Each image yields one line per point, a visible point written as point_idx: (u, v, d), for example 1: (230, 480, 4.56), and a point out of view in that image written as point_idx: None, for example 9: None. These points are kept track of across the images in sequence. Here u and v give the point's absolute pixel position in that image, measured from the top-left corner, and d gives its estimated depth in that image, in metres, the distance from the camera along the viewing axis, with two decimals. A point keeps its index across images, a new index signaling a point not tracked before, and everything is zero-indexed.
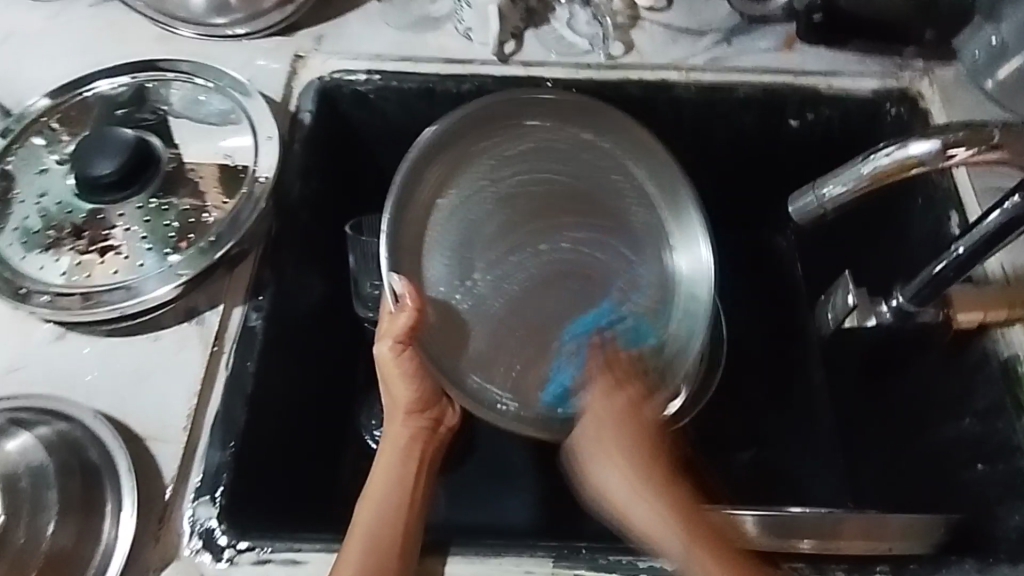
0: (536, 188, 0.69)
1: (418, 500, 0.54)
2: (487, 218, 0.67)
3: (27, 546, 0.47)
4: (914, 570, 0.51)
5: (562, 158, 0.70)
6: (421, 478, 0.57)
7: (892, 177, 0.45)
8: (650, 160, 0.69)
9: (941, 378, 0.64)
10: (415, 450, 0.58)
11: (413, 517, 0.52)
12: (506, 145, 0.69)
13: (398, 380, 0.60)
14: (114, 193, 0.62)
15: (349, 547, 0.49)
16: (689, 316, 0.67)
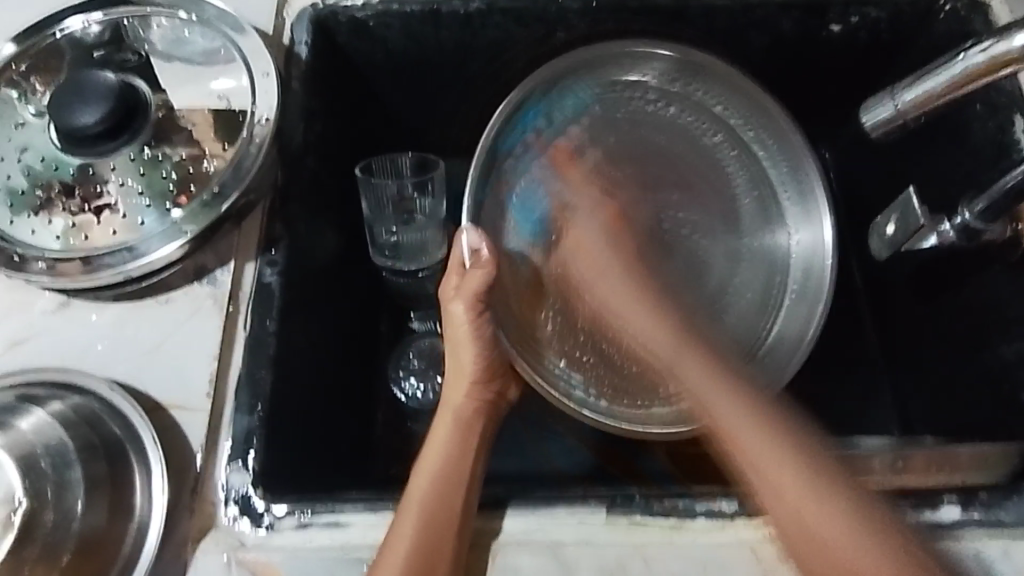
0: (638, 159, 0.70)
1: (475, 470, 0.53)
2: (573, 177, 0.68)
3: (57, 529, 0.43)
4: (983, 499, 0.48)
5: (689, 117, 0.70)
6: (479, 448, 0.56)
7: (983, 78, 0.40)
8: (778, 137, 0.68)
9: (1005, 292, 0.59)
10: (474, 423, 0.57)
11: (472, 486, 0.51)
12: (606, 102, 0.69)
13: (462, 346, 0.59)
14: (102, 145, 0.56)
15: (404, 512, 0.48)
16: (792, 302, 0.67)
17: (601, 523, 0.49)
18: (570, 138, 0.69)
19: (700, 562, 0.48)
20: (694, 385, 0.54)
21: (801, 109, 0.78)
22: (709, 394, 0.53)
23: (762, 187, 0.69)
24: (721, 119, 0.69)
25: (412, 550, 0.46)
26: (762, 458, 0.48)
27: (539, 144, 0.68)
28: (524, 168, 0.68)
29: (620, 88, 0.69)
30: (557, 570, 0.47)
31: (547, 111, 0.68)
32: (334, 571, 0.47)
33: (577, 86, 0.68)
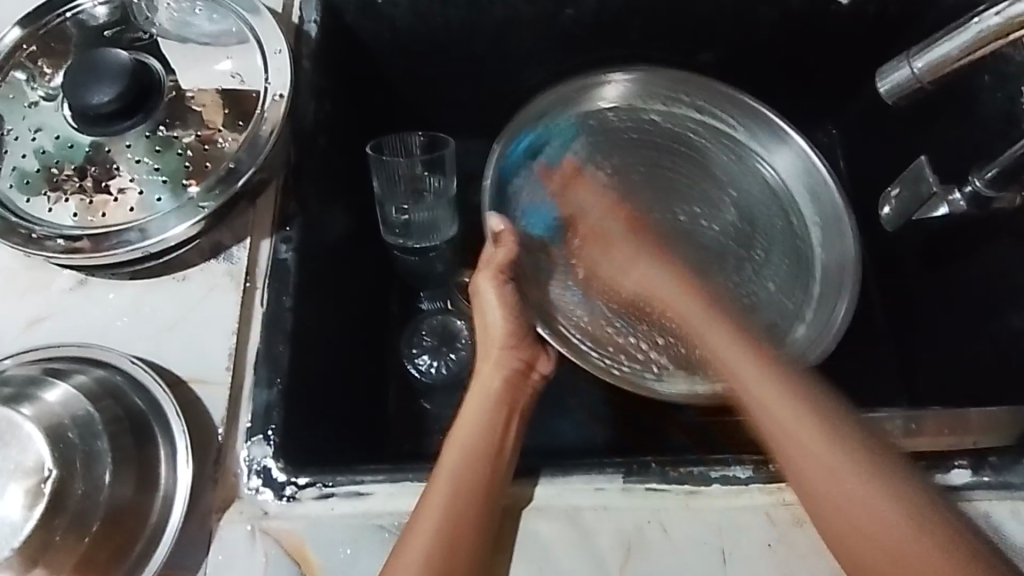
0: (631, 171, 0.72)
1: (506, 443, 0.52)
2: (592, 173, 0.71)
3: (87, 500, 0.44)
4: (995, 462, 0.49)
5: (658, 132, 0.74)
6: (509, 423, 0.54)
7: (999, 41, 0.40)
8: (745, 113, 0.73)
9: (1012, 260, 0.60)
10: (504, 394, 0.56)
11: (502, 458, 0.50)
12: (620, 114, 0.74)
13: (487, 308, 0.60)
14: (116, 123, 0.57)
15: (436, 483, 0.48)
16: (832, 240, 0.69)
17: (617, 489, 0.50)
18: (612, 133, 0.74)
19: (717, 527, 0.48)
20: (700, 326, 0.56)
21: (805, 85, 0.79)
22: (717, 343, 0.53)
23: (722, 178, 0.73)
24: (686, 122, 0.74)
25: (443, 522, 0.46)
26: (806, 464, 0.43)
27: (546, 166, 0.71)
28: (547, 176, 0.71)
29: (600, 119, 0.74)
30: (576, 535, 0.48)
31: (542, 134, 0.73)
32: (358, 539, 0.48)
33: (551, 121, 0.73)
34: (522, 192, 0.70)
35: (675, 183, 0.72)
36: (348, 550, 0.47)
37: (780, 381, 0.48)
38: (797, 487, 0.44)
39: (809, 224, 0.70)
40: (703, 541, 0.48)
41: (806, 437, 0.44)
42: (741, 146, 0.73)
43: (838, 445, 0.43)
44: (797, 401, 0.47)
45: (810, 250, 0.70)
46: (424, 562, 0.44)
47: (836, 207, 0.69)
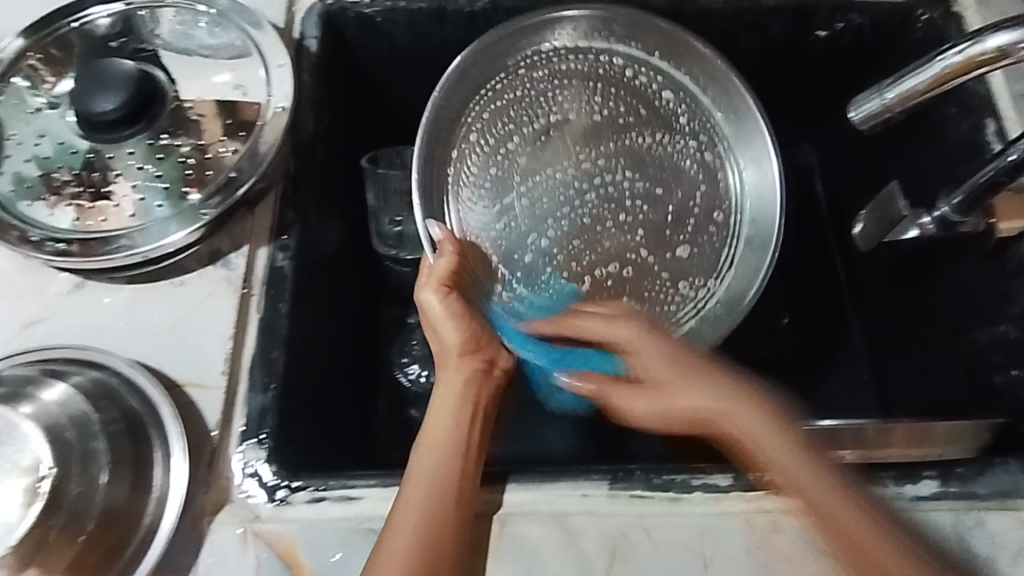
0: (551, 128, 0.67)
1: (475, 442, 0.53)
2: (499, 159, 0.66)
3: (83, 499, 0.45)
4: (961, 473, 0.52)
5: (607, 89, 0.67)
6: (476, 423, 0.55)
7: (961, 76, 0.43)
8: (718, 85, 0.65)
9: (977, 283, 0.64)
10: (468, 399, 0.56)
11: (470, 457, 0.52)
12: (514, 79, 0.66)
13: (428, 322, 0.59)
14: (118, 131, 0.57)
15: (409, 487, 0.49)
16: (756, 230, 0.65)
17: (602, 496, 0.51)
18: (507, 105, 0.66)
19: (697, 533, 0.50)
20: (681, 396, 0.55)
21: (786, 111, 0.83)
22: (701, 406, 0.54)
23: (670, 140, 0.67)
24: (626, 72, 0.67)
25: (420, 519, 0.47)
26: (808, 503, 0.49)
27: (474, 133, 0.65)
28: (476, 139, 0.65)
29: (513, 75, 0.66)
30: (563, 538, 0.50)
31: (483, 87, 0.65)
32: (348, 543, 0.49)
33: (482, 74, 0.65)
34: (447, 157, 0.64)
35: (598, 128, 0.67)
36: (339, 554, 0.48)
37: (795, 453, 0.50)
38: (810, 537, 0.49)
39: (744, 210, 0.65)
40: (684, 546, 0.50)
41: (823, 489, 0.48)
42: (689, 106, 0.66)
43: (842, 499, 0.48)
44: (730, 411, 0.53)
45: (737, 238, 0.65)
46: (410, 553, 0.46)
47: (773, 214, 0.64)
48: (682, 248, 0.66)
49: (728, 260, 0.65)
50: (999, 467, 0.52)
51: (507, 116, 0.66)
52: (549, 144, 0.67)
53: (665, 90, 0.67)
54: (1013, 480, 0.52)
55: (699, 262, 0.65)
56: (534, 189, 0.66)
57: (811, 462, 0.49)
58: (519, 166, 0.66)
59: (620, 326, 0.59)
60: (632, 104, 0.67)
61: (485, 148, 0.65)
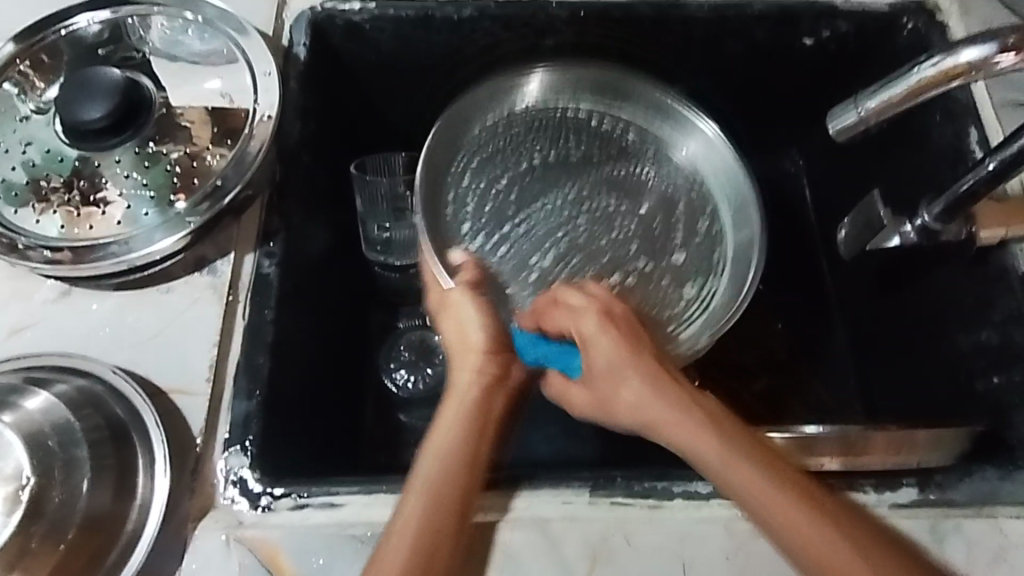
0: (529, 170, 0.71)
1: (482, 456, 0.51)
2: (493, 206, 0.69)
3: (65, 507, 0.45)
4: (939, 479, 0.52)
5: (561, 133, 0.72)
6: (485, 431, 0.53)
7: (935, 89, 0.44)
8: (643, 98, 0.71)
9: (959, 290, 0.64)
10: (482, 403, 0.54)
11: (475, 472, 0.50)
12: (477, 142, 0.70)
13: (454, 315, 0.58)
14: (105, 140, 0.57)
15: (409, 501, 0.48)
16: (739, 220, 0.67)
17: (584, 503, 0.52)
18: (481, 154, 0.70)
19: (678, 540, 0.51)
20: (668, 416, 0.48)
21: (774, 118, 0.83)
22: (704, 453, 0.47)
23: (634, 156, 0.71)
24: (570, 113, 0.72)
25: (413, 539, 0.46)
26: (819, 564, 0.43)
27: (461, 181, 0.68)
28: (464, 186, 0.68)
29: (474, 133, 0.70)
30: (545, 545, 0.50)
31: (455, 141, 0.69)
32: (330, 549, 0.49)
33: (450, 137, 0.68)
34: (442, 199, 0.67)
35: (570, 161, 0.72)
36: (321, 560, 0.49)
37: (784, 488, 0.44)
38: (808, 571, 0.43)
39: (721, 204, 0.68)
40: (665, 553, 0.50)
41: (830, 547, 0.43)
42: (633, 125, 0.71)
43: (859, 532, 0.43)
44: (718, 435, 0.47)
45: (724, 235, 0.67)
46: (408, 557, 0.46)
47: (748, 196, 0.67)
48: (678, 254, 0.68)
49: (719, 248, 0.67)
50: (977, 474, 0.53)
51: (486, 163, 0.70)
52: (530, 189, 0.70)
53: (604, 121, 0.71)
54: (991, 487, 0.53)
55: (698, 265, 0.67)
56: (528, 225, 0.69)
57: (806, 505, 0.44)
58: (508, 205, 0.69)
59: (598, 334, 0.52)
60: (586, 138, 0.71)
61: (471, 198, 0.68)
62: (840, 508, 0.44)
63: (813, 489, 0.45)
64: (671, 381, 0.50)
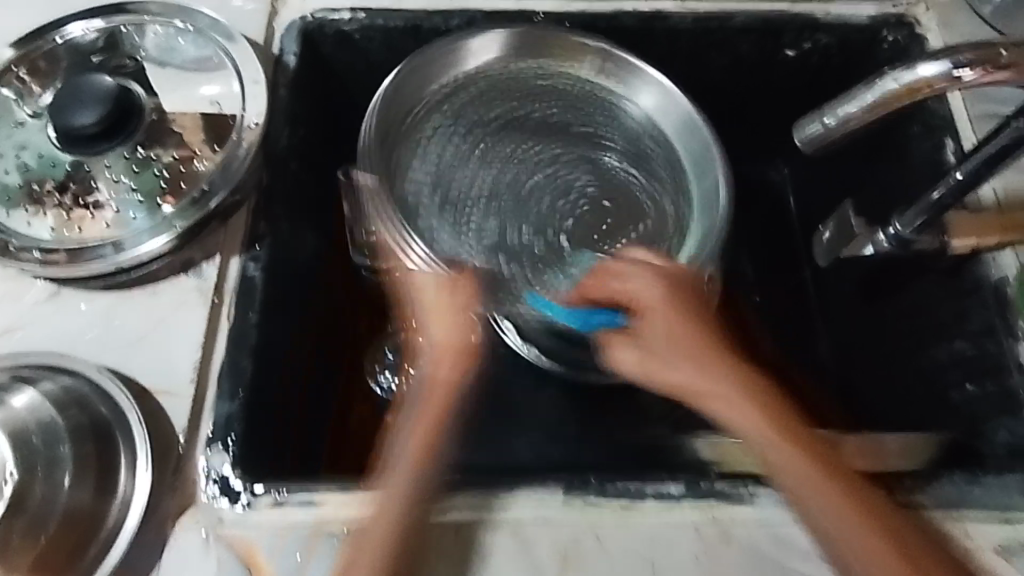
0: (494, 133, 0.71)
1: (428, 453, 0.53)
2: (449, 163, 0.70)
3: (46, 503, 0.46)
4: (908, 485, 0.53)
5: (542, 96, 0.72)
6: (434, 430, 0.54)
7: (898, 102, 0.45)
8: (636, 78, 0.71)
9: (937, 299, 0.65)
10: (443, 392, 0.56)
11: (423, 467, 0.52)
12: (448, 89, 0.71)
13: (446, 318, 0.58)
14: (96, 145, 0.59)
15: (386, 498, 0.51)
16: (704, 208, 0.68)
17: (557, 504, 0.52)
18: (448, 113, 0.71)
19: (648, 541, 0.52)
20: (734, 399, 0.55)
21: (760, 127, 0.84)
22: (756, 437, 0.53)
23: (603, 132, 0.72)
24: (555, 81, 0.73)
25: (389, 530, 0.49)
26: (834, 522, 0.49)
27: (428, 130, 0.70)
28: (425, 139, 0.70)
29: (449, 88, 0.71)
30: (517, 545, 0.51)
31: (417, 97, 0.70)
32: (307, 546, 0.50)
33: (417, 82, 0.70)
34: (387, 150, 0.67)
35: (539, 124, 0.72)
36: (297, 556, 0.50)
37: (840, 485, 0.50)
38: (831, 543, 0.49)
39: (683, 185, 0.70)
40: (636, 554, 0.51)
41: (844, 503, 0.50)
42: (614, 103, 0.72)
43: (873, 519, 0.49)
44: (770, 414, 0.54)
45: (686, 218, 0.69)
46: (379, 542, 0.49)
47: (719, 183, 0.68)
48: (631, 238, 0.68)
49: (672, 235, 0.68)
50: (945, 480, 0.53)
51: (452, 119, 0.71)
52: (495, 144, 0.70)
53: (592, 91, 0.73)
54: (958, 493, 0.53)
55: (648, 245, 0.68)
56: (479, 187, 0.69)
57: (849, 488, 0.50)
58: (465, 164, 0.70)
59: (648, 286, 0.58)
60: (567, 107, 0.72)
61: (431, 153, 0.69)
62: (854, 481, 0.51)
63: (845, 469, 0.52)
64: (704, 352, 0.57)
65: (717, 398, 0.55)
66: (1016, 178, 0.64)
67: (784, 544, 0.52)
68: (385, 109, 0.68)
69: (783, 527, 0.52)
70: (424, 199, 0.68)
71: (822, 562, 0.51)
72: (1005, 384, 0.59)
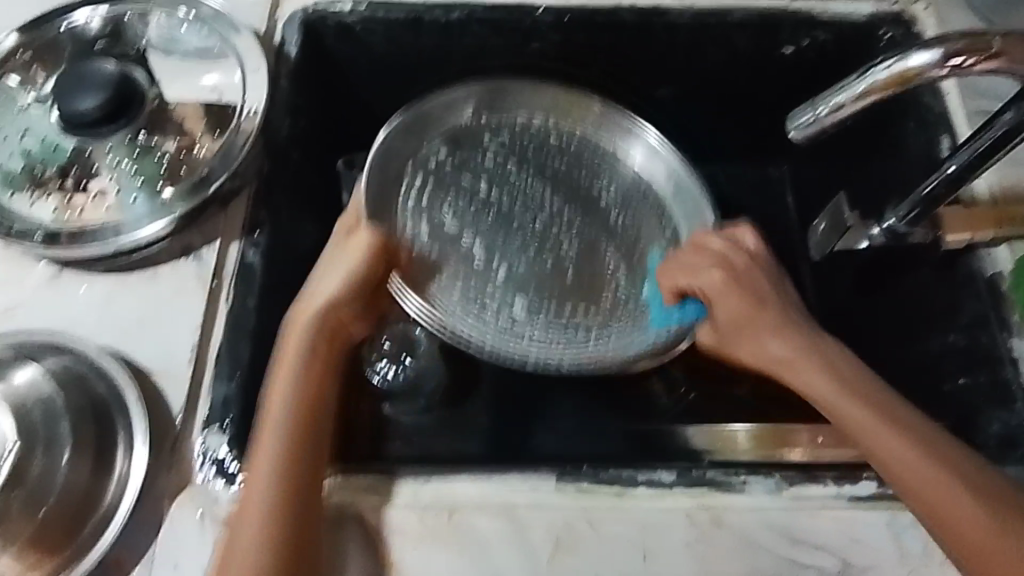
0: (490, 181, 0.77)
1: (309, 443, 0.51)
2: (447, 204, 0.74)
3: (44, 478, 0.47)
4: None
5: (537, 147, 0.79)
6: (315, 413, 0.52)
7: (888, 91, 0.45)
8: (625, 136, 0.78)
9: (931, 294, 0.66)
10: (314, 369, 0.53)
11: (292, 453, 0.50)
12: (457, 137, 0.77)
13: (334, 278, 0.57)
14: (100, 129, 0.59)
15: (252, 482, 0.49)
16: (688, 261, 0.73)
17: (550, 489, 0.53)
18: (450, 156, 0.76)
19: (640, 527, 0.52)
20: (786, 357, 0.57)
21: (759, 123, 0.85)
22: (824, 392, 0.54)
23: (595, 183, 0.78)
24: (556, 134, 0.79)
25: (260, 519, 0.47)
26: (901, 476, 0.49)
27: (423, 173, 0.75)
28: (426, 179, 0.74)
29: (453, 135, 0.77)
30: (510, 529, 0.52)
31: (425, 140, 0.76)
32: None
33: (422, 127, 0.75)
34: (401, 193, 0.72)
35: (532, 175, 0.78)
36: None
37: (885, 422, 0.51)
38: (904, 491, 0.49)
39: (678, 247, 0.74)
40: (627, 539, 0.52)
41: (915, 462, 0.49)
42: (604, 153, 0.78)
43: (946, 468, 0.48)
44: (835, 371, 0.55)
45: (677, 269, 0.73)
46: (257, 531, 0.47)
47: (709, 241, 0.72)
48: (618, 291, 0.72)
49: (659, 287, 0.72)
50: None
51: (456, 164, 0.76)
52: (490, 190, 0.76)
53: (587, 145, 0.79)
54: None
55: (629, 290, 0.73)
56: (477, 228, 0.74)
57: (901, 432, 0.50)
58: (462, 207, 0.75)
59: (713, 272, 0.60)
60: (559, 159, 0.79)
61: (431, 193, 0.74)
62: (927, 433, 0.50)
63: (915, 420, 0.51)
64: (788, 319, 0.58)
65: (760, 347, 0.58)
66: (1011, 173, 0.64)
67: (775, 531, 0.52)
68: (386, 150, 0.72)
69: (773, 514, 0.52)
70: (424, 236, 0.72)
71: (811, 549, 0.51)
72: (998, 375, 0.59)
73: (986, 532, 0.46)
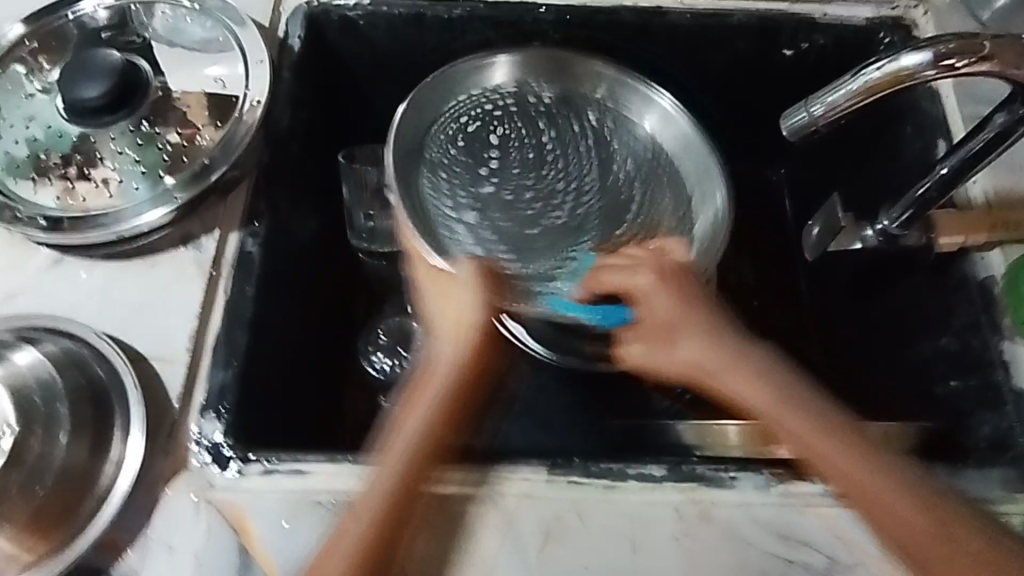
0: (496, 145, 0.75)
1: (396, 448, 0.52)
2: (455, 171, 0.74)
3: (42, 459, 0.48)
4: None
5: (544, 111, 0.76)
6: (430, 422, 0.53)
7: (881, 91, 0.46)
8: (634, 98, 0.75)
9: (924, 296, 0.66)
10: (423, 391, 0.55)
11: (393, 463, 0.51)
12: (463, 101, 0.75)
13: (451, 299, 0.60)
14: (102, 118, 0.61)
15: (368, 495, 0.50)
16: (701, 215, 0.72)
17: (541, 481, 0.54)
18: (459, 119, 0.75)
19: (629, 520, 0.53)
20: (744, 383, 0.55)
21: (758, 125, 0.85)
22: (779, 415, 0.53)
23: (607, 144, 0.76)
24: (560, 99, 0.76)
25: (361, 530, 0.49)
26: (876, 512, 0.49)
27: (437, 140, 0.73)
28: (439, 148, 0.73)
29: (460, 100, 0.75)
30: (501, 519, 0.52)
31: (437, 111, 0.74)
32: (294, 514, 0.51)
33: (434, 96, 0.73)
34: (424, 147, 0.73)
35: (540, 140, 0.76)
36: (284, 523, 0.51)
37: (850, 451, 0.50)
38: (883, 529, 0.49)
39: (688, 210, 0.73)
40: (615, 531, 0.52)
41: (891, 493, 0.49)
42: (610, 117, 0.76)
43: (916, 504, 0.48)
44: (797, 395, 0.54)
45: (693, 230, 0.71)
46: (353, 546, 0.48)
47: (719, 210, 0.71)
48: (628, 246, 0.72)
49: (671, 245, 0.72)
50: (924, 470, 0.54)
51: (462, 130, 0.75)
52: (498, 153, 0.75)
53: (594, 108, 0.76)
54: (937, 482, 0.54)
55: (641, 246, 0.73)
56: (483, 193, 0.73)
57: (867, 463, 0.50)
58: (471, 172, 0.74)
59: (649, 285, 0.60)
60: (567, 123, 0.76)
61: (440, 157, 0.73)
62: (886, 453, 0.51)
63: (869, 451, 0.51)
64: (737, 338, 0.57)
65: (728, 381, 0.56)
66: (1006, 178, 0.64)
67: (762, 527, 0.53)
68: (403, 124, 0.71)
69: (761, 510, 0.53)
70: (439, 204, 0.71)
71: (797, 545, 0.52)
72: (989, 379, 0.59)
73: (959, 551, 0.46)
